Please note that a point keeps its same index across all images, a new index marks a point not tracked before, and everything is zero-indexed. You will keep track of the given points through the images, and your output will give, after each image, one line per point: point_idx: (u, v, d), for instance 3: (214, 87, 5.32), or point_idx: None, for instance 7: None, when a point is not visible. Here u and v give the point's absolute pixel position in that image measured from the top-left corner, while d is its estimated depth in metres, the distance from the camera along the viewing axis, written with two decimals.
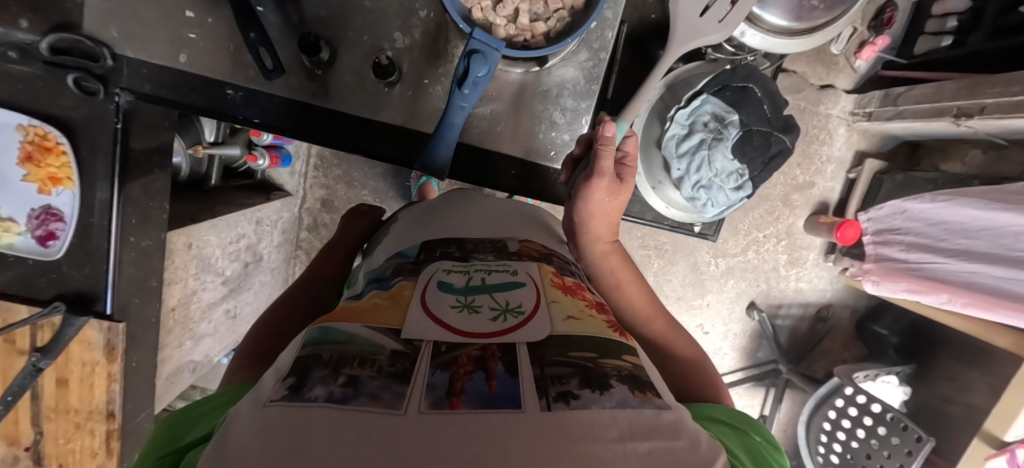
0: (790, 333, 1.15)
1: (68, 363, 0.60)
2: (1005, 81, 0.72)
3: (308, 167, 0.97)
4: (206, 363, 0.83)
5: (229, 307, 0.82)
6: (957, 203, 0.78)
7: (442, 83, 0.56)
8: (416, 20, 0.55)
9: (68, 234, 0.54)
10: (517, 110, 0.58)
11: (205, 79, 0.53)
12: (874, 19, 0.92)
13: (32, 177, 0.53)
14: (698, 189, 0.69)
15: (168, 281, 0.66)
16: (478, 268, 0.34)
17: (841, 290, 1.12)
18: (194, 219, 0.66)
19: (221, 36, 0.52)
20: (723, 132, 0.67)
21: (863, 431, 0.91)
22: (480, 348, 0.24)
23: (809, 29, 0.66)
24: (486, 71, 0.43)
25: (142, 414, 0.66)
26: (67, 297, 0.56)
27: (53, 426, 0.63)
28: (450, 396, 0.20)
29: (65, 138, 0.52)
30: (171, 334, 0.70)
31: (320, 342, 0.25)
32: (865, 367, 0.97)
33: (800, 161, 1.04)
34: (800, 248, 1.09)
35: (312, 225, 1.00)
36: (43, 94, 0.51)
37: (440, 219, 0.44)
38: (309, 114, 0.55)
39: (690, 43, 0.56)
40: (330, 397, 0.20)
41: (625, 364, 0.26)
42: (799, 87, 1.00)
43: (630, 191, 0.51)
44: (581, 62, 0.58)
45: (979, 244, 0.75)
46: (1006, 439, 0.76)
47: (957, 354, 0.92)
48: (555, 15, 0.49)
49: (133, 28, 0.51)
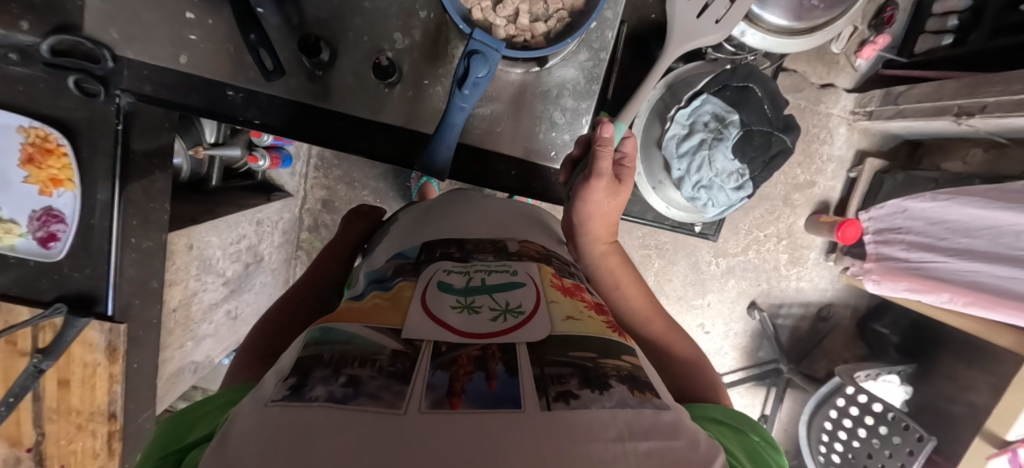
0: (790, 332, 1.15)
1: (70, 364, 0.60)
2: (1005, 79, 0.72)
3: (309, 168, 0.97)
4: (207, 364, 0.83)
5: (230, 307, 0.83)
6: (957, 202, 0.77)
7: (442, 83, 0.56)
8: (416, 21, 0.55)
9: (69, 235, 0.54)
10: (517, 110, 0.58)
11: (205, 80, 0.53)
12: (874, 18, 0.91)
13: (32, 179, 0.53)
14: (699, 189, 0.69)
15: (169, 283, 0.66)
16: (479, 269, 0.34)
17: (842, 289, 1.12)
18: (195, 220, 0.66)
19: (221, 37, 0.52)
20: (723, 132, 0.67)
21: (865, 430, 0.91)
22: (480, 348, 0.24)
23: (809, 28, 0.66)
24: (486, 71, 0.43)
25: (143, 415, 0.66)
26: (68, 299, 0.56)
27: (55, 428, 0.63)
28: (451, 396, 0.20)
29: (66, 139, 0.52)
30: (172, 335, 0.70)
31: (321, 342, 0.25)
32: (867, 366, 0.97)
33: (801, 160, 1.04)
34: (801, 248, 1.08)
35: (312, 225, 1.00)
36: (43, 96, 0.51)
37: (440, 219, 0.44)
38: (309, 115, 0.55)
39: (687, 44, 0.56)
40: (330, 397, 0.20)
41: (624, 364, 0.26)
42: (800, 86, 1.00)
43: (629, 191, 0.51)
44: (581, 62, 0.58)
45: (980, 243, 0.75)
46: (1008, 438, 0.76)
47: (959, 353, 0.92)
48: (555, 15, 0.49)
49: (133, 29, 0.51)
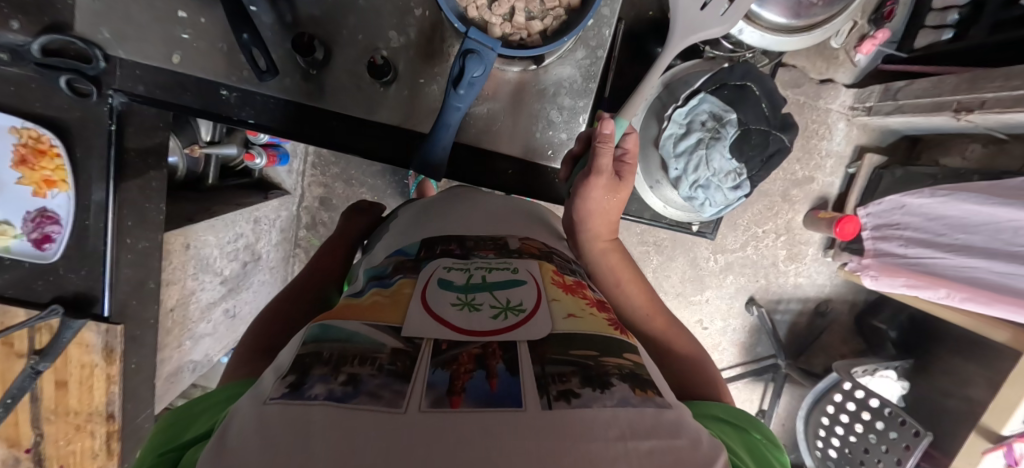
0: (789, 327, 1.15)
1: (67, 365, 0.60)
2: (1005, 74, 0.72)
3: (306, 166, 0.97)
4: (206, 363, 0.83)
5: (229, 306, 0.83)
6: (956, 198, 0.77)
7: (438, 82, 0.56)
8: (411, 19, 0.54)
9: (63, 237, 0.54)
10: (516, 108, 0.58)
11: (198, 80, 0.53)
12: (874, 12, 0.91)
13: (27, 180, 0.53)
14: (696, 189, 0.69)
15: (166, 282, 0.66)
16: (479, 266, 0.34)
17: (841, 285, 1.12)
18: (191, 220, 0.66)
19: (214, 36, 0.52)
20: (720, 131, 0.67)
21: (862, 425, 0.91)
22: (481, 346, 0.24)
23: (808, 25, 0.65)
24: (481, 71, 0.43)
25: (142, 415, 0.66)
26: (65, 300, 0.56)
27: (53, 428, 0.63)
28: (451, 395, 0.20)
29: (60, 140, 0.51)
30: (170, 334, 0.70)
31: (320, 340, 0.25)
32: (865, 361, 0.97)
33: (800, 156, 1.04)
34: (800, 243, 1.08)
35: (310, 223, 1.00)
36: (36, 96, 0.51)
37: (440, 216, 0.44)
38: (305, 114, 0.55)
39: (690, 37, 0.55)
40: (330, 395, 0.20)
41: (625, 362, 0.26)
42: (799, 81, 1.00)
43: (629, 188, 0.51)
44: (578, 60, 0.57)
45: (978, 239, 0.76)
46: (1003, 432, 0.75)
47: (959, 348, 0.92)
48: (551, 13, 0.49)
49: (123, 28, 0.50)
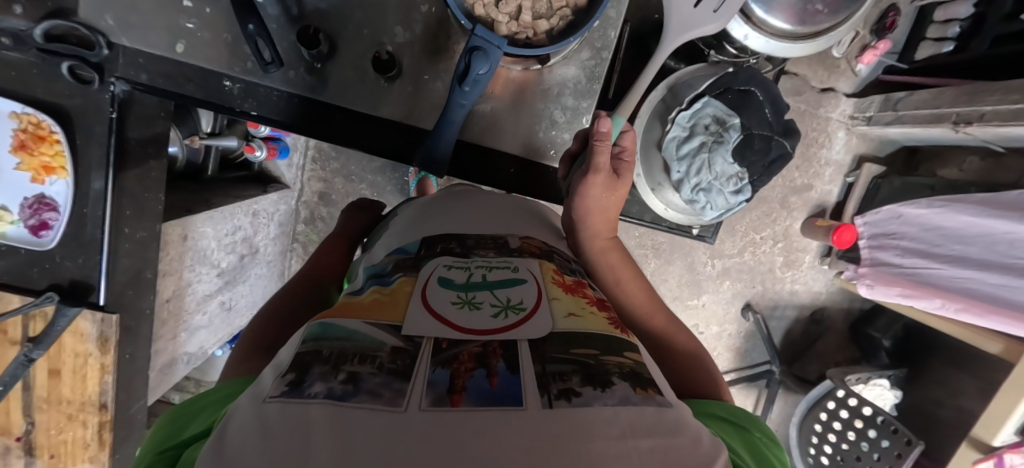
0: (785, 334, 1.15)
1: (61, 353, 0.60)
2: (1004, 89, 0.72)
3: (306, 160, 0.97)
4: (201, 355, 0.82)
5: (225, 299, 0.82)
6: (954, 209, 0.79)
7: (443, 79, 0.56)
8: (417, 14, 0.54)
9: (61, 223, 0.54)
10: (519, 108, 0.58)
11: (202, 70, 0.53)
12: (875, 23, 0.91)
13: (25, 165, 0.54)
14: (698, 192, 0.69)
15: (162, 273, 0.66)
16: (479, 265, 0.34)
17: (837, 293, 1.12)
18: (190, 211, 0.66)
19: (219, 26, 0.51)
20: (724, 135, 0.67)
21: (854, 433, 0.92)
22: (481, 345, 0.24)
23: (813, 32, 0.65)
24: (487, 68, 0.42)
25: (135, 405, 0.65)
26: (60, 287, 0.56)
27: (45, 417, 0.63)
28: (451, 393, 0.20)
29: (60, 126, 0.51)
30: (165, 326, 0.70)
31: (320, 338, 0.25)
32: (858, 369, 0.97)
33: (800, 164, 1.04)
34: (797, 251, 1.09)
35: (308, 218, 1.00)
36: (37, 81, 0.51)
37: (440, 215, 0.44)
38: (308, 108, 0.55)
39: (686, 34, 0.55)
40: (330, 393, 0.20)
41: (626, 360, 0.26)
42: (800, 89, 1.01)
43: (626, 186, 0.51)
44: (583, 61, 0.57)
45: (974, 251, 0.76)
46: (995, 444, 0.75)
47: (960, 362, 0.93)
48: (558, 13, 0.48)
49: (128, 16, 0.50)
